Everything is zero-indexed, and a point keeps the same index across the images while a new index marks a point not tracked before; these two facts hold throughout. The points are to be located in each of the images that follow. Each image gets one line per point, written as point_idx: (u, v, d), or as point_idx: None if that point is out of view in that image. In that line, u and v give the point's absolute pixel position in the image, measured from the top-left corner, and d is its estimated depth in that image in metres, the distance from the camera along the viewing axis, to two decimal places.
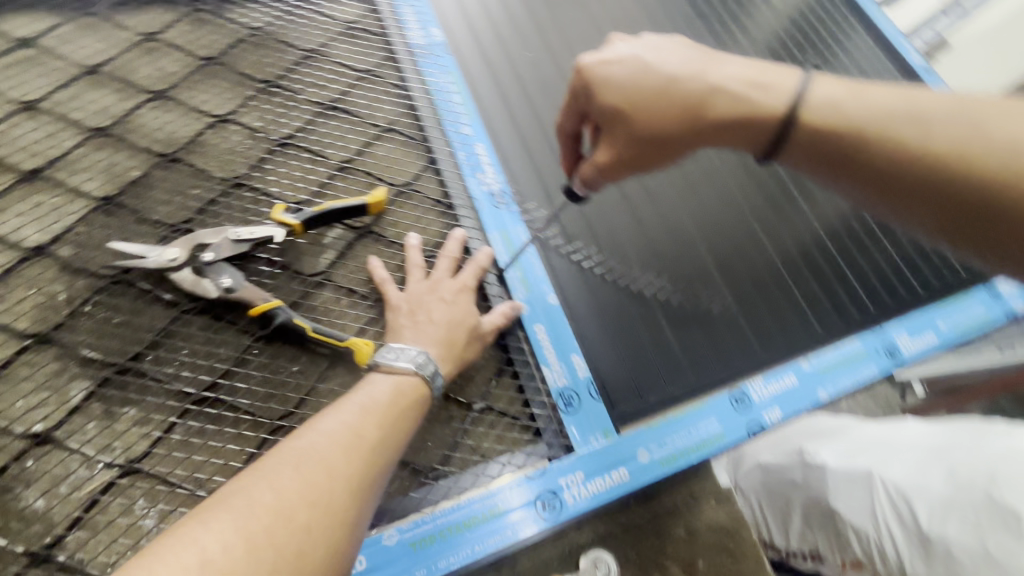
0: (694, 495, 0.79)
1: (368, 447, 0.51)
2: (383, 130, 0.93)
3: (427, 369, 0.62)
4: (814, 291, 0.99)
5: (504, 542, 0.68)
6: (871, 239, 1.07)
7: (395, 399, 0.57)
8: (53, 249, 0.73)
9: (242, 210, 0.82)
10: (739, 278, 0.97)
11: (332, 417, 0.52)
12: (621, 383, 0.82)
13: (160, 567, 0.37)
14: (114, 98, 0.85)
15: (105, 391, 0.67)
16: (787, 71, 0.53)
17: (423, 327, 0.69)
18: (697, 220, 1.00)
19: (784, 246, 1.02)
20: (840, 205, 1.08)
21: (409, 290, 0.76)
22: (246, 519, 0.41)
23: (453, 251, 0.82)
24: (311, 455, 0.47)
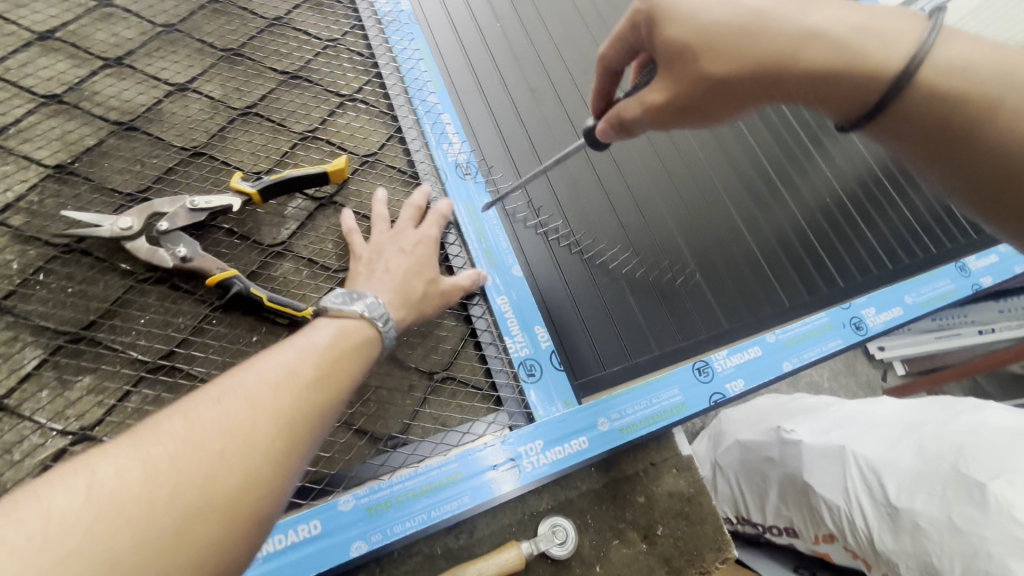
0: (654, 464, 0.81)
1: (303, 384, 0.48)
2: (347, 99, 0.91)
3: (376, 313, 0.59)
4: (787, 273, 0.99)
5: (461, 508, 0.68)
6: (850, 223, 1.06)
7: (337, 340, 0.54)
8: (4, 217, 0.72)
9: (201, 180, 0.80)
10: (709, 255, 0.96)
11: (267, 354, 0.50)
12: (583, 353, 0.82)
13: (43, 488, 0.35)
14: (68, 64, 0.83)
15: (58, 359, 0.66)
16: (903, 19, 0.45)
17: (377, 276, 0.68)
18: (670, 200, 1.00)
19: (762, 233, 1.01)
20: (821, 191, 1.07)
21: (372, 240, 0.75)
22: (151, 445, 0.39)
23: (417, 201, 0.82)
24: (234, 390, 0.44)
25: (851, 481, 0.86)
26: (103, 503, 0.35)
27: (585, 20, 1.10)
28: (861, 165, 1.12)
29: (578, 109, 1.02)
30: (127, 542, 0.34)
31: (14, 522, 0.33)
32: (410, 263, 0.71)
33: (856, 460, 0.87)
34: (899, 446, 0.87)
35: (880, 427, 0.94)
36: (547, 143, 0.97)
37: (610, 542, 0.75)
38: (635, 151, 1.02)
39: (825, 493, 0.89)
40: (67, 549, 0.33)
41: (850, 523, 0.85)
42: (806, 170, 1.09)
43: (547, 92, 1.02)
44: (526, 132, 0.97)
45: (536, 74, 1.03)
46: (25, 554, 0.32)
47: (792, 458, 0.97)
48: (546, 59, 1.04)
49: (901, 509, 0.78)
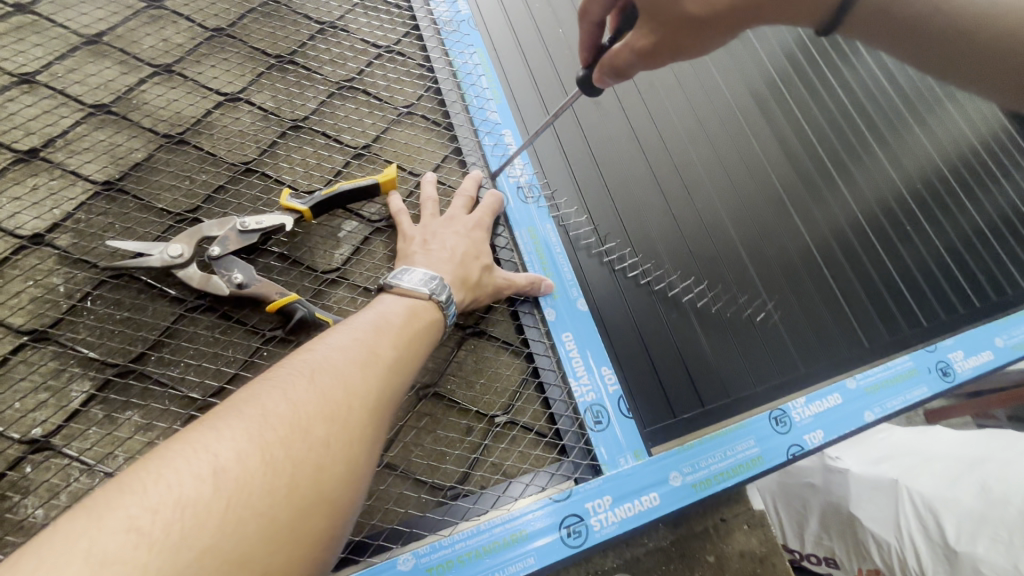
0: (725, 520, 0.75)
1: (385, 366, 0.47)
2: (404, 114, 0.86)
3: (443, 295, 0.58)
4: (856, 293, 0.91)
5: (526, 570, 0.63)
6: (913, 224, 0.99)
7: (409, 320, 0.54)
8: (51, 237, 0.68)
9: (252, 199, 0.76)
10: (772, 269, 0.90)
11: (344, 334, 0.48)
12: (653, 399, 0.76)
13: (167, 472, 0.34)
14: (116, 71, 0.78)
15: (106, 395, 0.63)
16: None
17: (434, 254, 0.68)
18: (727, 198, 0.93)
19: (819, 231, 0.95)
20: (882, 188, 1.01)
21: (424, 223, 0.73)
22: (260, 429, 0.37)
23: (469, 190, 0.79)
24: (327, 369, 0.43)
25: (903, 517, 0.90)
26: (230, 491, 0.34)
27: None
28: (926, 166, 1.05)
29: (646, 127, 0.95)
30: (256, 534, 0.34)
31: (149, 511, 0.32)
32: (465, 246, 0.70)
33: (911, 495, 0.92)
34: (959, 484, 0.92)
35: (935, 461, 0.98)
36: (613, 162, 0.91)
37: None
38: (693, 149, 0.96)
39: (875, 527, 0.92)
40: (205, 541, 0.32)
41: (901, 562, 0.88)
42: (863, 162, 1.02)
43: (613, 107, 0.96)
44: (591, 149, 0.91)
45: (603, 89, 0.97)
46: (166, 550, 0.31)
47: (838, 486, 0.98)
48: None
49: (960, 552, 0.84)
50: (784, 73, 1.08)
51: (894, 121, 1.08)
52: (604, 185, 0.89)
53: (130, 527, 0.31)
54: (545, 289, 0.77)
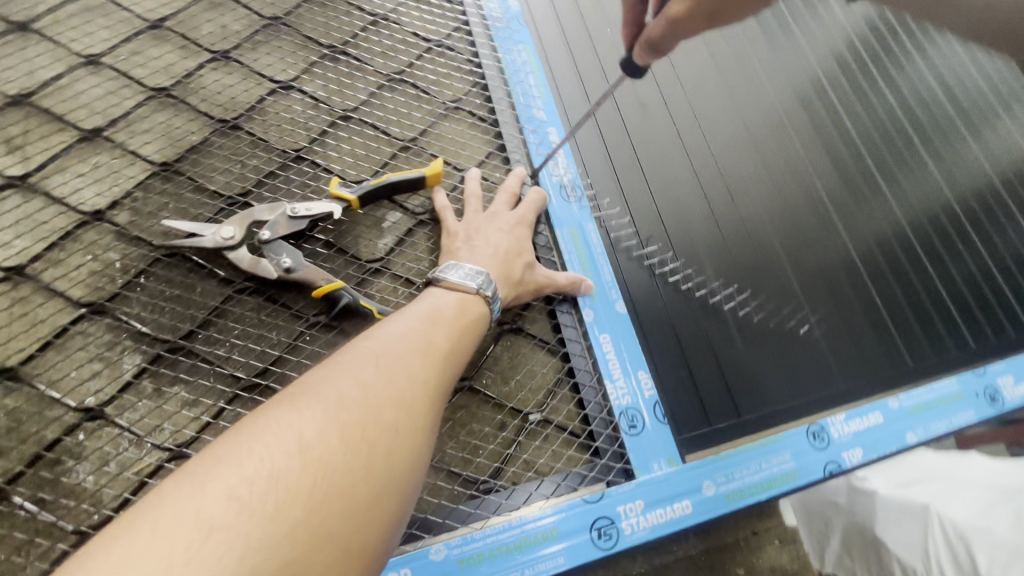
0: (756, 533, 0.73)
1: (441, 355, 0.48)
2: (451, 109, 0.86)
3: (489, 290, 0.59)
4: (901, 308, 0.89)
5: (556, 569, 0.63)
6: (959, 236, 0.96)
7: (459, 312, 0.55)
8: (110, 215, 0.70)
9: (300, 186, 0.77)
10: (816, 279, 0.88)
11: (400, 322, 0.49)
12: (689, 406, 0.75)
13: (258, 447, 0.35)
14: (176, 56, 0.80)
15: (156, 369, 0.65)
16: None
17: (478, 250, 0.69)
18: (771, 205, 0.91)
19: (863, 239, 0.92)
20: (929, 196, 0.98)
21: (468, 218, 0.74)
22: (336, 409, 0.38)
23: (512, 185, 0.79)
24: (391, 355, 0.44)
25: (933, 545, 0.85)
26: (316, 467, 0.35)
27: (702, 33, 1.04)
28: (980, 180, 1.01)
29: (691, 130, 0.94)
30: (341, 510, 0.35)
31: (245, 483, 0.33)
32: (509, 243, 0.71)
33: (943, 524, 0.86)
34: (991, 512, 0.87)
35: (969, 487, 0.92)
36: (656, 163, 0.90)
37: None
38: (738, 154, 0.94)
39: (901, 551, 0.88)
40: (296, 515, 0.33)
41: None
42: (911, 171, 1.00)
43: (658, 109, 0.95)
44: (634, 150, 0.90)
45: (647, 89, 0.96)
46: (262, 520, 0.32)
47: (863, 506, 0.93)
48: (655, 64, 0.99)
49: None
50: (834, 77, 1.05)
51: (947, 131, 1.04)
52: (648, 187, 0.88)
53: (231, 495, 0.32)
54: (584, 289, 0.77)
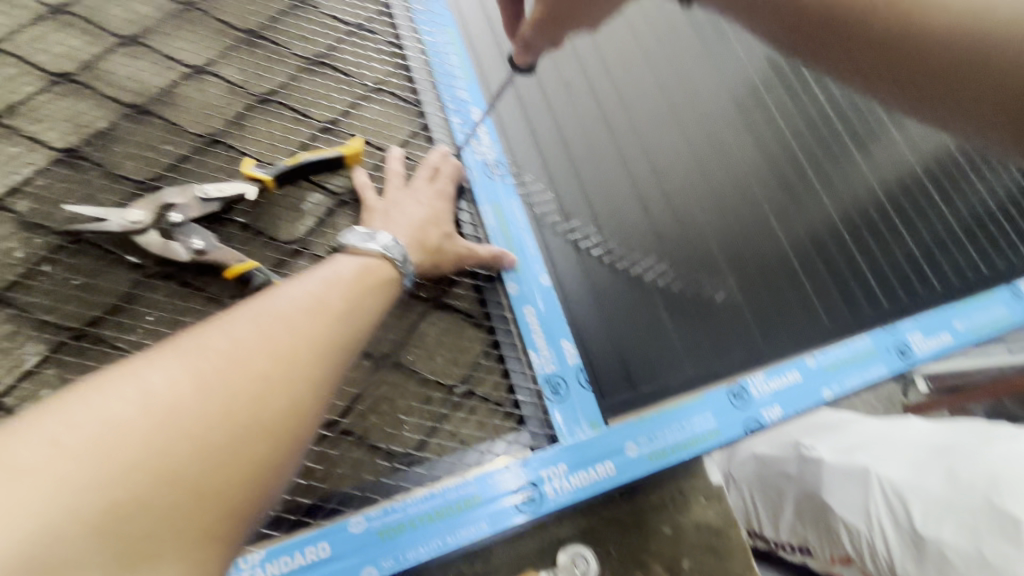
0: (682, 493, 0.75)
1: (337, 313, 0.48)
2: (373, 91, 0.86)
3: (397, 254, 0.61)
4: (826, 286, 0.92)
5: (478, 535, 0.64)
6: (887, 225, 1.00)
7: (362, 277, 0.54)
8: (9, 203, 0.68)
9: (215, 169, 0.76)
10: (741, 255, 0.91)
11: (295, 283, 0.49)
12: (612, 372, 0.77)
13: (97, 393, 0.34)
14: (82, 41, 0.78)
15: (60, 357, 0.63)
16: None
17: (394, 220, 0.69)
18: (695, 184, 0.94)
19: (795, 233, 0.95)
20: (857, 188, 1.01)
21: (389, 195, 0.74)
22: (197, 361, 0.38)
23: (434, 161, 0.79)
24: (273, 311, 0.44)
25: (873, 504, 0.77)
26: (160, 413, 0.34)
27: (627, 17, 1.05)
28: (903, 166, 1.05)
29: (617, 112, 0.96)
30: (185, 456, 0.34)
31: (75, 427, 0.32)
32: (425, 213, 0.72)
33: (881, 483, 0.77)
34: (925, 467, 0.78)
35: (911, 446, 0.83)
36: (580, 141, 0.92)
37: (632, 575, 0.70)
38: (661, 133, 0.97)
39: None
40: (128, 458, 0.32)
41: (871, 547, 0.75)
42: (841, 165, 1.02)
43: (583, 89, 0.97)
44: (558, 128, 0.92)
45: (572, 70, 0.98)
46: (87, 461, 0.31)
47: (813, 477, 0.85)
48: (583, 53, 1.00)
49: (925, 536, 0.71)
50: (766, 59, 1.06)
51: (869, 112, 1.08)
52: (571, 163, 0.90)
53: (55, 439, 0.31)
54: (507, 264, 0.78)
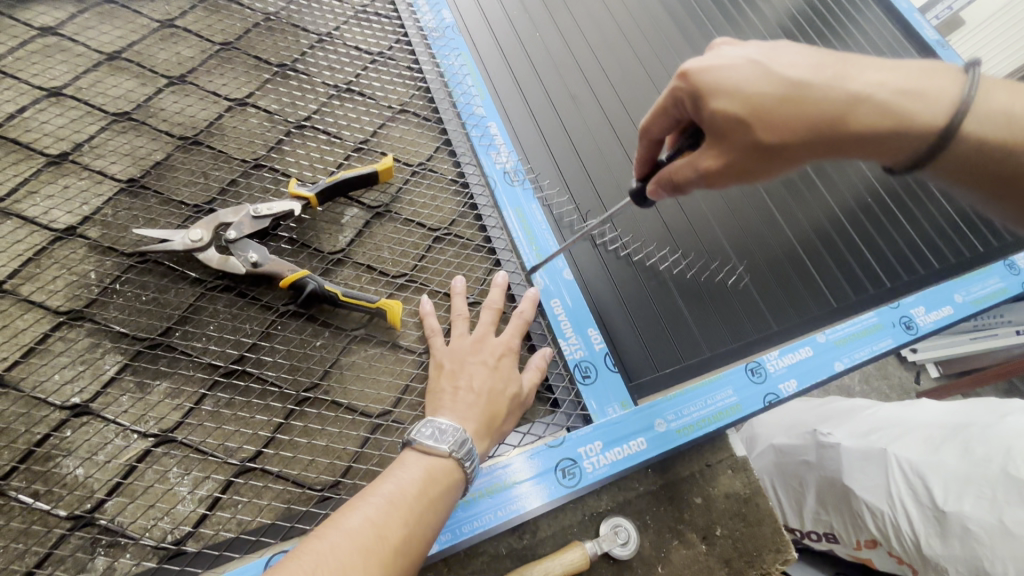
0: (710, 465, 0.80)
1: (390, 552, 0.48)
2: (398, 111, 0.94)
3: (463, 450, 0.57)
4: (830, 269, 0.98)
5: (526, 509, 0.69)
6: (887, 215, 1.06)
7: (424, 489, 0.53)
8: (82, 230, 0.75)
9: (261, 190, 0.83)
10: (749, 247, 0.97)
11: (355, 511, 0.49)
12: (637, 355, 0.83)
13: None
14: (135, 83, 0.86)
15: (137, 365, 0.69)
16: (752, 72, 0.53)
17: (461, 395, 0.64)
18: None
19: (800, 226, 1.01)
20: (855, 182, 1.08)
21: (453, 344, 0.71)
22: None
23: (497, 302, 0.77)
24: (330, 558, 0.44)
25: (893, 484, 0.92)
26: None
27: (623, 31, 1.14)
28: None
29: (621, 118, 1.03)
30: None
31: None
32: (492, 379, 0.67)
33: (898, 462, 0.93)
34: (942, 448, 0.92)
35: (920, 429, 1.00)
36: (590, 147, 0.99)
37: (669, 543, 0.75)
38: None
39: (867, 495, 0.94)
40: None
41: (896, 528, 0.89)
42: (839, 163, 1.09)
43: (588, 99, 1.04)
44: (569, 137, 1.00)
45: (577, 83, 1.06)
46: None
47: (831, 460, 1.02)
48: (586, 67, 1.08)
49: (948, 512, 0.84)
50: None
51: None
52: (584, 167, 0.97)
53: None
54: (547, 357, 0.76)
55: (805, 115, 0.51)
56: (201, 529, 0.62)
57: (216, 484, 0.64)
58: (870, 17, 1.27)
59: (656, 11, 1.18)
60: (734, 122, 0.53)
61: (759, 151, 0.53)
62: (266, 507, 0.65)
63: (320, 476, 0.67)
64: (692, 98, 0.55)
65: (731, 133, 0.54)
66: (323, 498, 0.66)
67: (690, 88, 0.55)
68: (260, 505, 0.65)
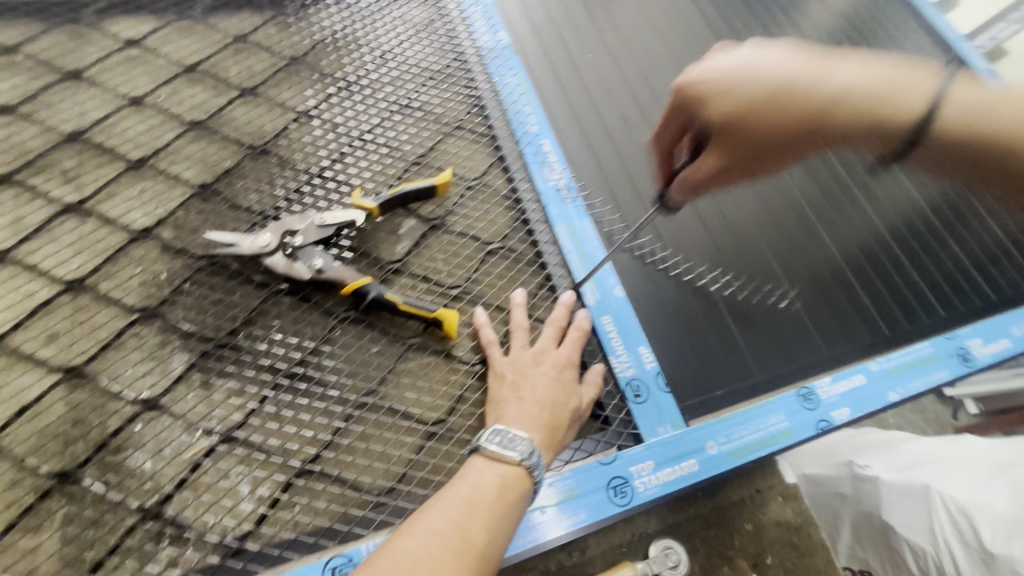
0: (760, 491, 0.79)
1: (476, 554, 0.48)
2: (454, 127, 0.97)
3: (533, 458, 0.57)
4: (881, 296, 0.97)
5: (576, 525, 0.69)
6: (941, 244, 1.04)
7: (500, 493, 0.54)
8: (157, 232, 0.78)
9: (324, 199, 0.85)
10: (799, 272, 0.96)
11: (437, 514, 0.50)
12: (688, 377, 0.83)
13: None
14: (209, 94, 0.90)
15: (204, 363, 0.71)
16: (733, 75, 0.56)
17: (524, 404, 0.65)
18: (750, 207, 1.01)
19: (850, 250, 1.00)
20: (906, 208, 1.06)
21: (514, 355, 0.72)
22: None
23: (559, 319, 0.78)
24: (422, 561, 0.45)
25: (937, 524, 0.88)
26: None
27: (673, 55, 1.15)
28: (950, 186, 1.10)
29: None
30: None
31: None
32: (555, 392, 0.67)
33: (943, 500, 0.89)
34: (989, 488, 0.89)
35: (965, 466, 0.96)
36: (640, 166, 1.00)
37: (719, 568, 0.74)
38: None
39: (908, 533, 0.91)
40: None
41: (938, 566, 0.86)
42: (891, 188, 1.08)
43: (639, 120, 1.06)
44: (619, 156, 1.01)
45: (627, 104, 1.07)
46: None
47: (868, 495, 0.97)
48: (635, 88, 1.10)
49: (996, 554, 0.81)
50: None
51: None
52: (633, 186, 0.98)
53: None
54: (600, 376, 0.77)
55: (788, 114, 0.54)
56: (261, 528, 0.63)
57: (276, 484, 0.66)
58: (922, 47, 1.26)
59: (705, 34, 1.20)
60: (727, 125, 0.57)
61: (753, 149, 0.58)
62: (323, 510, 0.66)
63: (376, 481, 0.68)
64: (692, 105, 0.59)
65: (725, 135, 0.58)
66: (379, 503, 0.66)
67: (687, 98, 0.59)
68: (318, 507, 0.66)
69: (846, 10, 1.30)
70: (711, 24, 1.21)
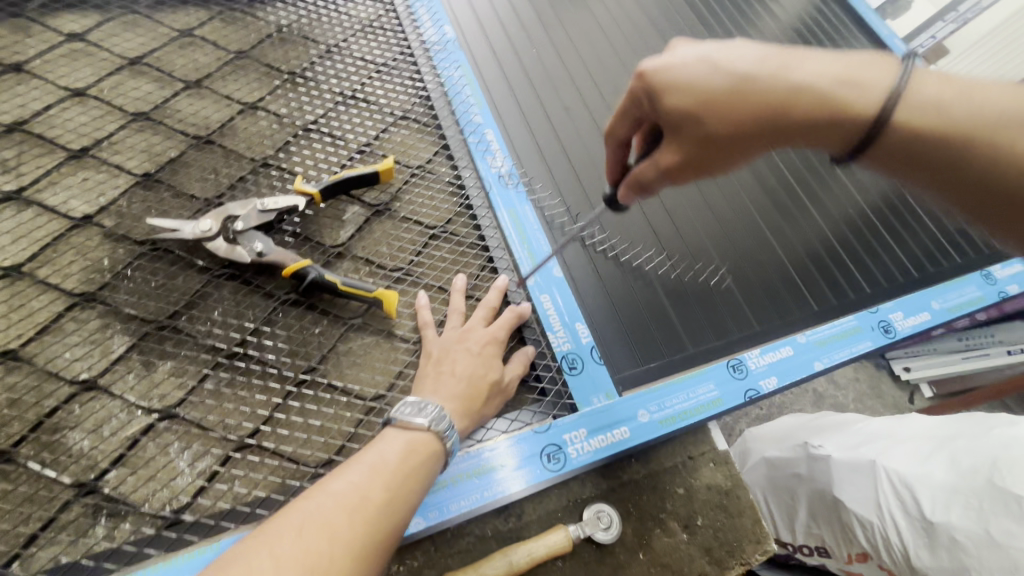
0: (692, 457, 0.83)
1: (374, 512, 0.51)
2: (399, 118, 0.99)
3: (441, 424, 0.60)
4: (810, 274, 1.03)
5: (511, 491, 0.72)
6: (867, 226, 1.10)
7: (405, 457, 0.56)
8: (98, 219, 0.79)
9: (269, 187, 0.88)
10: (734, 253, 1.01)
11: (339, 478, 0.52)
12: (623, 351, 0.86)
13: None
14: (153, 87, 0.92)
15: (144, 345, 0.72)
16: (693, 65, 0.56)
17: (444, 379, 0.68)
18: (689, 195, 1.06)
19: (788, 240, 1.05)
20: (836, 194, 1.13)
21: (445, 334, 0.76)
22: None
23: (491, 301, 0.81)
24: (314, 520, 0.48)
25: (883, 496, 0.83)
26: None
27: (616, 50, 1.21)
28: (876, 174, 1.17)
29: None
30: None
31: None
32: (476, 367, 0.70)
33: (886, 473, 0.84)
34: (930, 459, 0.83)
35: (908, 441, 0.89)
36: (581, 155, 1.04)
37: (651, 530, 0.77)
38: None
39: (858, 508, 0.85)
40: None
41: (886, 541, 0.81)
42: (823, 176, 1.14)
43: (581, 112, 1.10)
44: (562, 145, 1.05)
45: (571, 96, 1.12)
46: None
47: (821, 473, 0.94)
48: (579, 81, 1.14)
49: (936, 522, 0.75)
50: None
51: None
52: (575, 174, 1.02)
53: None
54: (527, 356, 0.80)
55: (748, 106, 0.54)
56: (199, 501, 0.65)
57: (214, 459, 0.67)
58: (852, 44, 1.34)
59: (647, 31, 1.25)
60: (686, 117, 0.57)
61: (710, 143, 0.57)
62: (261, 482, 0.67)
63: (314, 454, 0.70)
64: (649, 96, 0.60)
65: (682, 127, 0.58)
66: (317, 474, 0.68)
67: (646, 87, 0.59)
68: (257, 480, 0.67)
69: (790, 16, 1.37)
70: (653, 22, 1.27)
